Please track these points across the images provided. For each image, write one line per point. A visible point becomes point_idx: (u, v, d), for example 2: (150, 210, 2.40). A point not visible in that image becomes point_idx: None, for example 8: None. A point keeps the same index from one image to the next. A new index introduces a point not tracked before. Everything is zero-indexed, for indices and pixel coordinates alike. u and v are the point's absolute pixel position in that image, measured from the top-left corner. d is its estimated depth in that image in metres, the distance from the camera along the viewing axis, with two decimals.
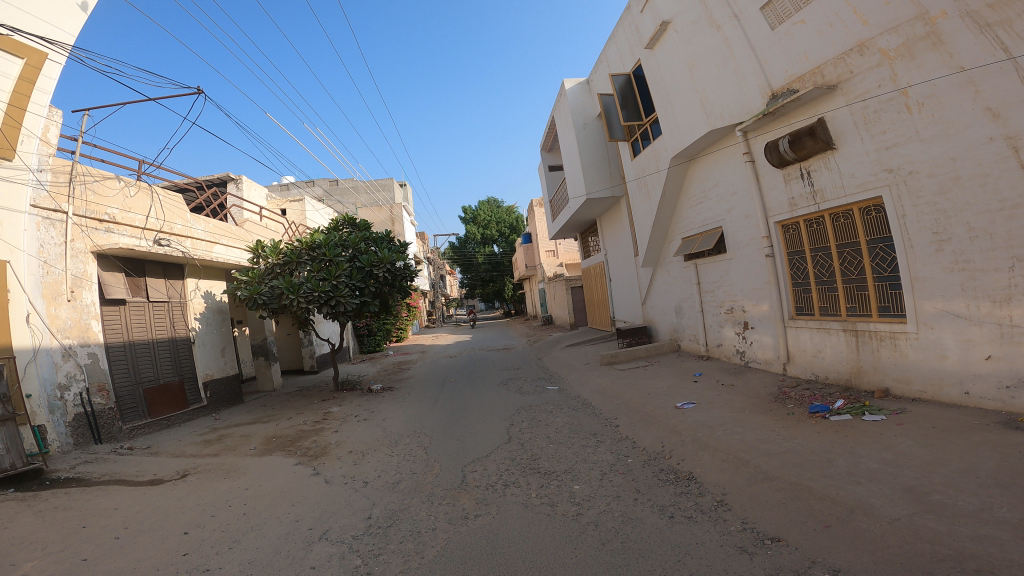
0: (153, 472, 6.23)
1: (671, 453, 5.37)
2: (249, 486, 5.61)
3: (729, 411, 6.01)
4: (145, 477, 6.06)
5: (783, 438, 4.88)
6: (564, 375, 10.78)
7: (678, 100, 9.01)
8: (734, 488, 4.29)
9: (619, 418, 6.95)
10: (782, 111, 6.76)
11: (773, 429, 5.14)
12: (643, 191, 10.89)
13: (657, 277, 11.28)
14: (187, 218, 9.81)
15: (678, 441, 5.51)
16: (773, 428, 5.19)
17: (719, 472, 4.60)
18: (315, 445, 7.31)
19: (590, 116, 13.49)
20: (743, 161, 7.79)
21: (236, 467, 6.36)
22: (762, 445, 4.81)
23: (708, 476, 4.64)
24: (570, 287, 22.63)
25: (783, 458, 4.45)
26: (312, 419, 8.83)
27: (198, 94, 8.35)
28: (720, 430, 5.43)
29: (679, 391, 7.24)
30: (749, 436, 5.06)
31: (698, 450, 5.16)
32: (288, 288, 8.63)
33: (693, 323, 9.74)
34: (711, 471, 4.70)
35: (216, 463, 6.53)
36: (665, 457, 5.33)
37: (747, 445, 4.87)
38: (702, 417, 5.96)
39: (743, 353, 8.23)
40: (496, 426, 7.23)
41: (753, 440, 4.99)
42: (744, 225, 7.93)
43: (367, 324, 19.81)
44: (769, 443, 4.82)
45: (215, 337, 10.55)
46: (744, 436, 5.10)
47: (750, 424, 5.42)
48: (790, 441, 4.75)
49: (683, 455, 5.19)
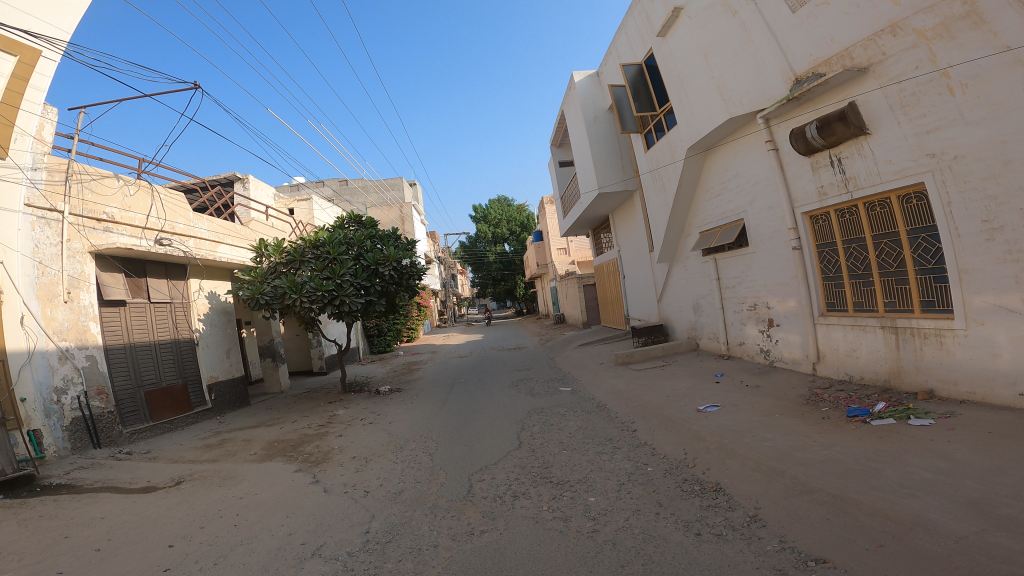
0: (147, 479, 5.99)
1: (694, 461, 4.96)
2: (244, 495, 5.33)
3: (757, 414, 5.58)
4: (138, 484, 5.82)
5: (820, 445, 4.44)
6: (578, 376, 10.38)
7: (693, 88, 8.55)
8: (767, 501, 3.87)
9: (636, 422, 6.55)
10: (807, 96, 6.28)
11: (808, 436, 4.70)
12: (658, 185, 10.42)
13: (673, 274, 10.82)
14: (190, 217, 9.60)
15: (702, 448, 5.11)
16: (808, 434, 4.75)
17: (750, 483, 4.19)
18: (317, 450, 7.01)
19: (600, 109, 13.06)
20: (766, 150, 7.32)
21: (233, 474, 6.09)
22: (797, 453, 4.39)
23: (738, 487, 4.22)
24: (582, 285, 22.19)
25: (823, 468, 4.02)
26: (316, 423, 8.54)
27: (193, 89, 7.91)
28: (748, 436, 5.00)
29: (701, 393, 6.81)
30: (781, 443, 4.63)
31: (725, 459, 4.75)
32: (291, 287, 8.32)
33: (713, 321, 9.28)
34: (741, 482, 4.29)
35: (212, 470, 6.27)
36: (688, 465, 4.92)
37: (780, 453, 4.45)
38: (727, 421, 5.54)
39: (768, 352, 7.76)
40: (506, 430, 6.88)
41: (786, 447, 4.56)
42: (768, 217, 7.45)
43: (377, 324, 19.57)
44: (805, 451, 4.39)
45: (219, 338, 10.31)
46: (776, 443, 4.68)
47: (780, 429, 4.99)
48: (828, 449, 4.32)
49: (709, 463, 4.78)
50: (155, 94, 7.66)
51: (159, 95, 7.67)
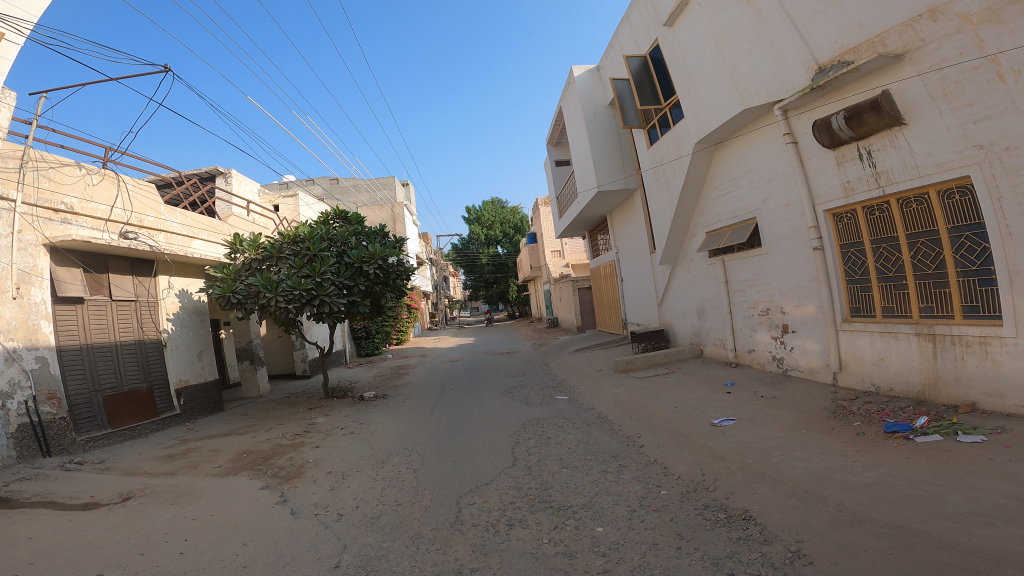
0: (93, 494, 5.32)
1: (715, 483, 4.39)
2: (199, 516, 4.68)
3: (780, 429, 5.04)
4: (80, 499, 5.15)
5: (862, 466, 3.92)
6: (574, 383, 9.79)
7: (703, 80, 8.05)
8: (811, 533, 3.31)
9: (642, 436, 5.97)
10: (833, 85, 5.81)
11: (845, 455, 4.18)
12: (662, 182, 9.90)
13: (676, 276, 10.28)
14: (161, 210, 8.96)
15: (722, 469, 4.55)
16: (845, 453, 4.23)
17: (786, 512, 3.63)
18: (290, 464, 6.35)
19: (600, 105, 12.55)
20: (783, 144, 6.83)
21: (191, 490, 5.43)
22: (837, 475, 3.86)
23: (771, 516, 3.66)
24: (577, 288, 21.64)
25: (872, 494, 3.49)
26: (292, 433, 7.87)
27: (165, 73, 7.40)
28: (776, 454, 4.46)
29: (712, 405, 6.26)
30: (816, 464, 4.10)
31: (751, 482, 4.19)
32: (266, 286, 7.65)
33: (719, 327, 8.75)
34: (774, 509, 3.72)
35: (169, 485, 5.60)
36: (708, 489, 4.35)
37: (818, 476, 3.91)
38: (748, 437, 4.99)
39: (781, 360, 7.23)
40: (499, 444, 6.27)
41: (823, 468, 4.03)
42: (785, 216, 6.94)
43: (364, 326, 18.89)
44: (847, 473, 3.86)
45: (191, 340, 9.59)
46: (810, 464, 4.14)
47: (812, 447, 4.46)
48: (874, 471, 3.79)
49: (732, 487, 4.21)
50: (120, 76, 7.06)
51: (125, 77, 7.07)
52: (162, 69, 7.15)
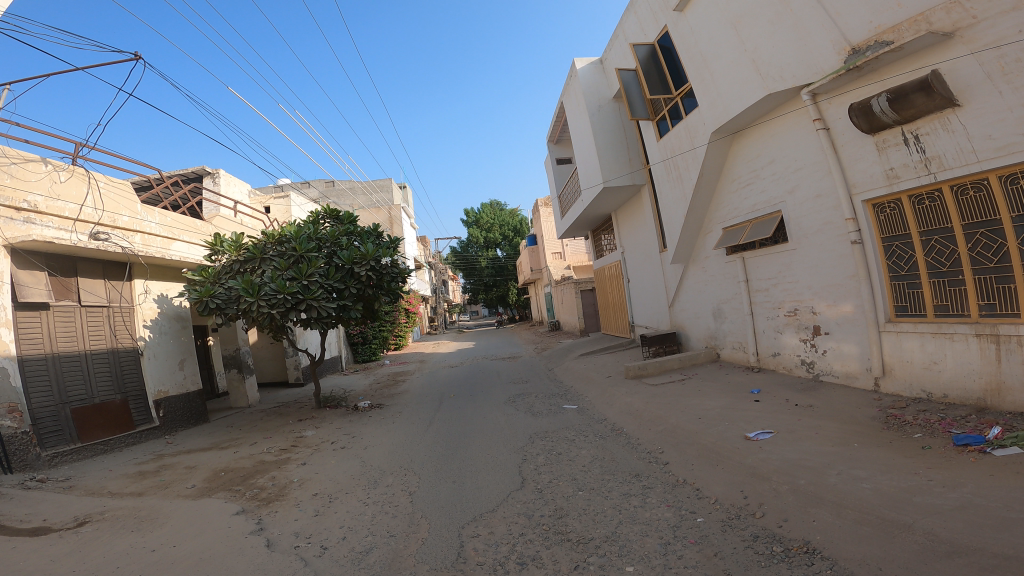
0: (45, 517, 4.69)
1: (761, 508, 3.81)
2: (159, 546, 4.06)
3: (828, 443, 4.53)
4: (28, 523, 4.51)
5: (942, 486, 3.47)
6: (582, 391, 9.16)
7: (719, 66, 7.50)
8: (897, 566, 2.78)
9: (665, 451, 5.38)
10: (870, 67, 5.30)
11: (917, 473, 3.72)
12: (673, 176, 9.29)
13: (688, 276, 9.70)
14: (137, 209, 8.40)
15: (768, 491, 3.98)
16: (916, 471, 3.76)
17: (858, 542, 3.09)
18: (272, 484, 5.73)
19: (604, 98, 11.98)
20: (812, 130, 6.28)
21: (155, 514, 4.84)
22: (914, 497, 3.39)
23: (840, 546, 3.11)
24: (580, 290, 21.04)
25: (964, 518, 3.03)
26: (278, 447, 7.25)
27: (136, 61, 6.52)
28: (832, 475, 3.93)
29: (740, 415, 5.68)
30: (885, 485, 3.64)
31: (807, 506, 3.65)
32: (247, 289, 7.03)
33: (738, 329, 8.18)
34: (842, 539, 3.18)
35: (132, 508, 5.00)
36: (752, 514, 3.77)
37: (892, 500, 3.42)
38: (793, 453, 4.44)
39: (812, 365, 6.66)
40: (505, 462, 5.66)
41: (893, 490, 3.56)
42: (815, 208, 6.37)
43: (361, 331, 18.23)
44: (925, 495, 3.39)
45: (172, 348, 8.94)
46: (877, 485, 3.66)
47: (873, 465, 3.97)
48: (958, 492, 3.34)
49: (785, 513, 3.65)
50: (87, 65, 6.35)
51: (91, 67, 6.35)
52: (134, 58, 6.43)
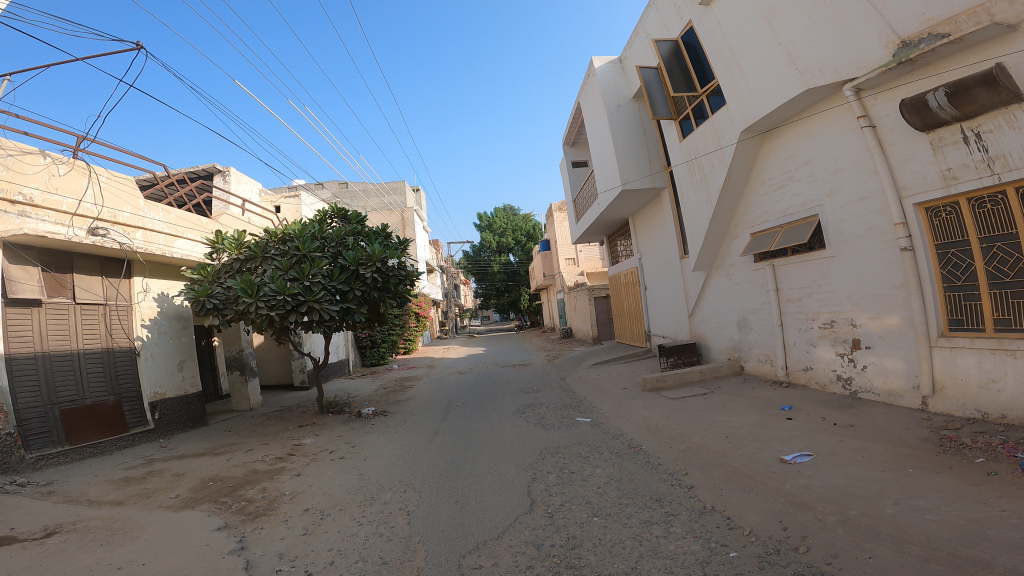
0: (12, 526, 4.36)
1: (805, 542, 3.31)
2: (128, 564, 3.70)
3: (877, 468, 4.02)
4: None
5: (1020, 519, 3.01)
6: (596, 403, 8.66)
7: (749, 60, 7.06)
8: None
9: (689, 473, 4.88)
10: (925, 60, 4.92)
11: (987, 503, 3.26)
12: (697, 178, 8.80)
13: (711, 284, 9.17)
14: (140, 205, 8.13)
15: (812, 523, 3.48)
16: (985, 501, 3.30)
17: None
18: (261, 497, 5.35)
19: (624, 98, 11.54)
20: (855, 129, 5.84)
21: (127, 528, 4.57)
22: (990, 531, 2.94)
23: None
24: (593, 297, 20.51)
25: None
26: (273, 455, 6.87)
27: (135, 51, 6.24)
28: (888, 504, 3.45)
29: (772, 434, 5.16)
30: (953, 516, 3.16)
31: (861, 540, 3.16)
32: (246, 289, 6.69)
33: (765, 341, 7.65)
34: None
35: (106, 520, 4.74)
36: (794, 548, 3.28)
37: (965, 534, 2.96)
38: (838, 479, 3.93)
39: (849, 381, 6.12)
40: (512, 480, 5.22)
41: (963, 522, 3.10)
42: (858, 212, 5.89)
43: (370, 335, 17.90)
44: (1003, 529, 2.94)
45: (171, 349, 8.64)
46: (943, 516, 3.19)
47: (935, 493, 3.49)
48: None
49: (836, 548, 3.15)
50: (85, 55, 6.08)
51: (89, 57, 6.07)
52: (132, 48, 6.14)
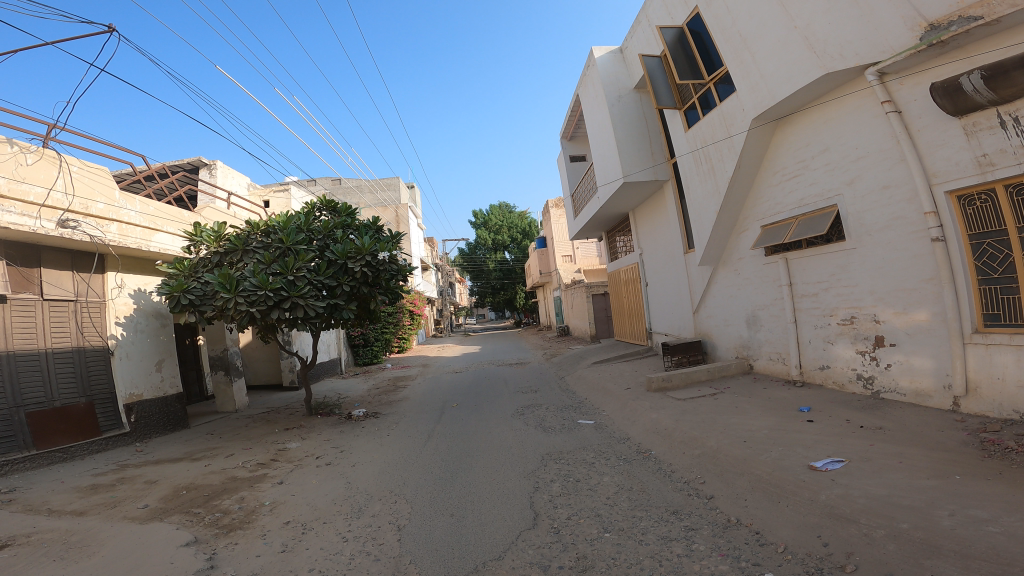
0: None
1: (852, 560, 2.93)
2: None
3: (920, 476, 3.66)
4: None
5: None
6: (598, 404, 8.25)
7: (761, 45, 6.69)
8: None
9: (707, 482, 4.48)
10: (958, 43, 4.65)
11: None
12: (704, 168, 8.40)
13: (717, 279, 8.80)
14: (115, 197, 7.63)
15: (858, 538, 3.10)
16: None
17: None
18: (239, 508, 4.92)
19: (625, 88, 11.14)
20: (880, 114, 5.51)
21: (88, 542, 4.15)
22: None
23: None
24: (591, 294, 20.11)
25: None
26: (255, 461, 6.42)
27: (111, 35, 5.82)
28: (943, 516, 3.08)
29: (795, 438, 4.78)
30: (1021, 529, 2.80)
31: (919, 557, 2.79)
32: (224, 284, 6.22)
33: (777, 339, 7.27)
34: None
35: (66, 532, 4.36)
36: (841, 568, 2.90)
37: None
38: (880, 488, 3.56)
39: (871, 381, 5.78)
40: (512, 490, 4.81)
41: None
42: (882, 201, 5.55)
43: (362, 333, 17.42)
44: None
45: (148, 349, 8.15)
46: (1010, 529, 2.83)
47: (994, 502, 3.13)
48: None
49: (891, 566, 2.77)
50: (55, 40, 5.63)
51: (62, 42, 5.62)
52: (108, 32, 5.74)
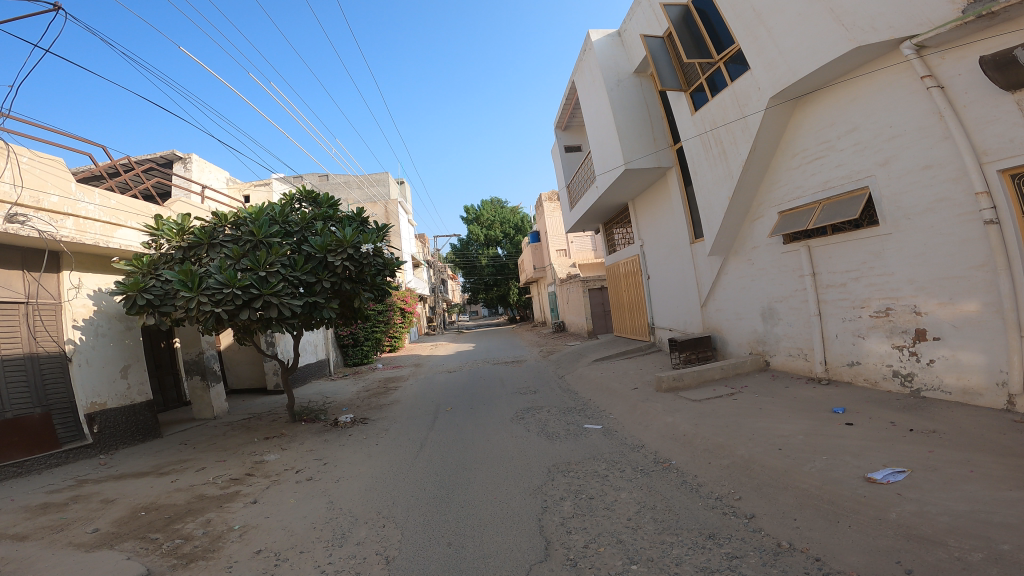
0: None
1: None
2: None
3: (1001, 487, 3.27)
4: None
5: None
6: (604, 405, 7.72)
7: (777, 20, 6.16)
8: None
9: (744, 497, 3.97)
10: (1008, 12, 4.20)
11: None
12: (714, 152, 7.84)
13: (728, 271, 8.26)
14: (71, 189, 6.90)
15: (951, 563, 2.69)
16: None
17: None
18: (203, 533, 4.28)
19: (624, 71, 10.54)
20: (917, 90, 5.02)
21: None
22: None
23: None
24: (587, 289, 19.58)
25: None
26: (229, 476, 5.79)
27: (58, 12, 5.28)
28: None
29: (838, 445, 4.33)
30: None
31: None
32: (186, 282, 5.56)
33: (796, 334, 6.77)
34: None
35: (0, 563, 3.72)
36: None
37: None
38: (959, 503, 3.18)
39: (910, 378, 5.29)
40: (520, 510, 4.25)
41: None
42: (921, 182, 5.06)
43: (352, 332, 16.73)
44: None
45: (112, 354, 7.45)
46: None
47: None
48: None
49: None
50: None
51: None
52: (54, 9, 5.21)
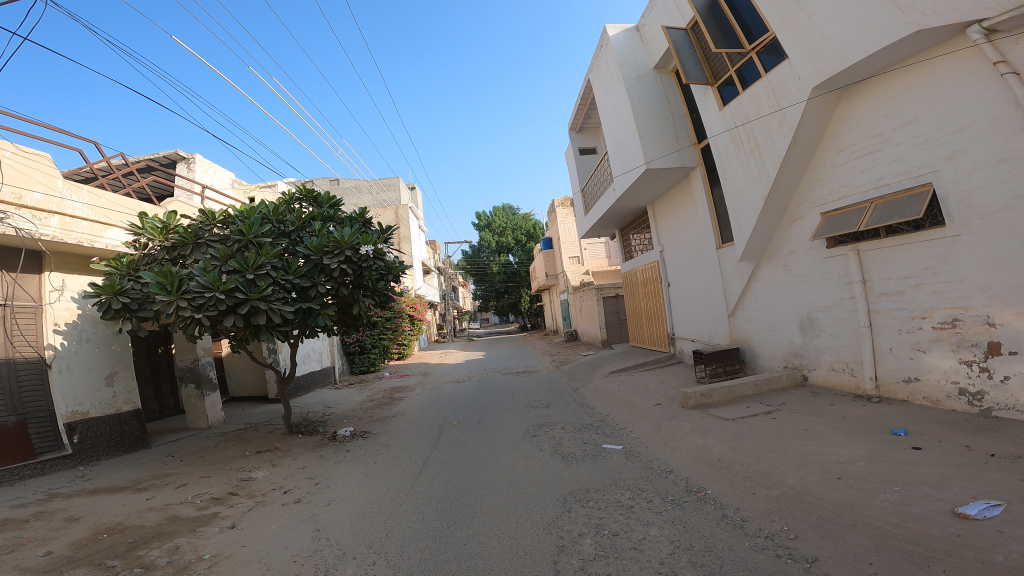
0: None
1: None
2: None
3: None
4: None
5: None
6: (624, 423, 7.06)
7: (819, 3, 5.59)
8: None
9: (803, 535, 3.31)
10: None
11: None
12: (745, 149, 7.22)
13: (760, 278, 7.60)
14: (57, 186, 6.47)
15: None
16: None
17: None
18: (168, 562, 3.73)
19: (644, 67, 9.95)
20: (987, 76, 4.43)
21: None
22: None
23: None
24: (601, 297, 18.92)
25: None
26: (210, 495, 5.23)
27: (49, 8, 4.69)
28: None
29: (911, 473, 3.66)
30: None
31: None
32: (164, 285, 5.08)
33: (841, 346, 6.09)
34: None
35: None
36: None
37: None
38: None
39: (980, 397, 4.60)
40: (532, 549, 3.62)
41: None
42: (995, 179, 4.42)
43: (358, 340, 16.27)
44: None
45: (97, 360, 7.00)
46: None
47: None
48: None
49: None
50: None
51: None
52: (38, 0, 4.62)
